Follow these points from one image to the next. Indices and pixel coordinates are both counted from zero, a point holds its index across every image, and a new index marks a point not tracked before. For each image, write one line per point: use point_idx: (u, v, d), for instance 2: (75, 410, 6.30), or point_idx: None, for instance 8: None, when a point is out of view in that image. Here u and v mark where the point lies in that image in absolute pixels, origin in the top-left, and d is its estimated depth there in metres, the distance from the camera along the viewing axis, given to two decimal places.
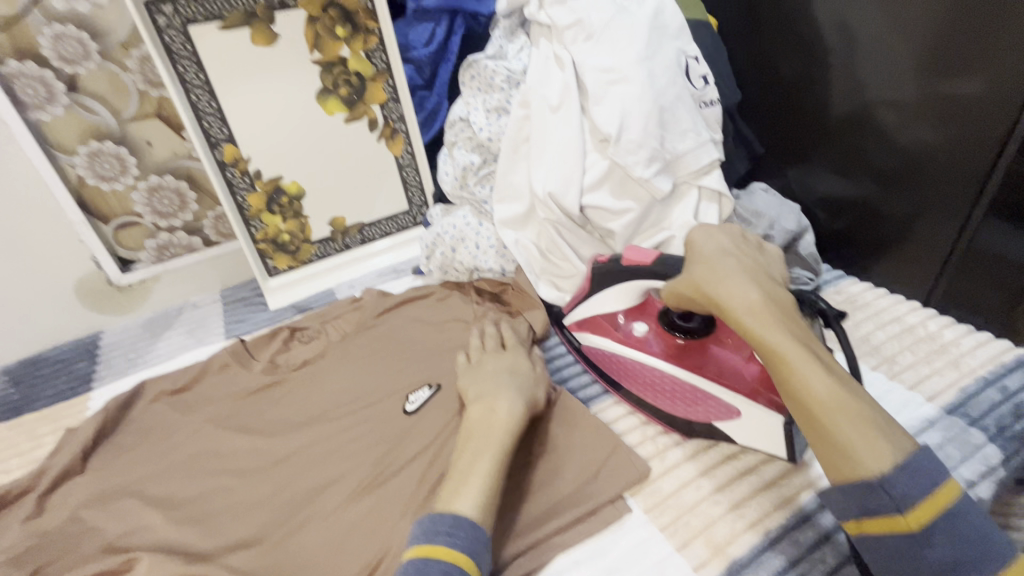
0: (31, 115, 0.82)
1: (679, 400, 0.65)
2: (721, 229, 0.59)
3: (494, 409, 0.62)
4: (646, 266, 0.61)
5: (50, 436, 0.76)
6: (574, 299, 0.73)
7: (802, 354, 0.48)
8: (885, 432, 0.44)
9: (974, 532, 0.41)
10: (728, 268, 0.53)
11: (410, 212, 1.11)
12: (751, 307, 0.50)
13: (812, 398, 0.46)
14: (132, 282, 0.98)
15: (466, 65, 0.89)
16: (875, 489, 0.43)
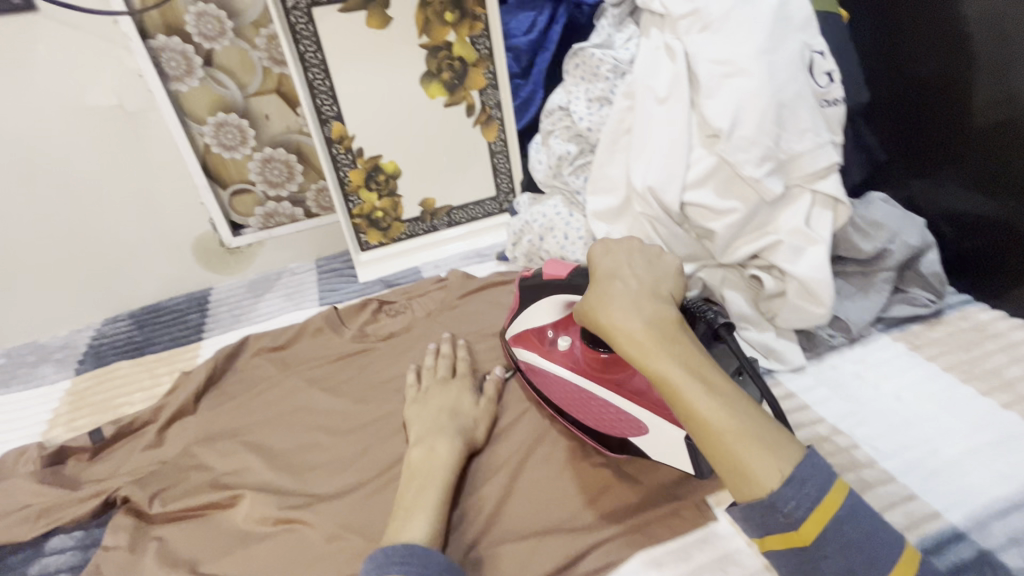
0: (172, 86, 0.90)
1: (599, 418, 0.62)
2: (620, 247, 0.62)
3: (434, 451, 0.61)
4: (561, 278, 0.65)
5: (166, 376, 0.84)
6: (512, 312, 0.74)
7: (690, 380, 0.50)
8: (772, 446, 0.47)
9: (861, 533, 0.44)
10: (618, 300, 0.56)
11: (497, 198, 1.12)
12: (639, 338, 0.53)
13: (700, 422, 0.49)
14: (243, 245, 1.06)
15: (572, 54, 0.89)
16: (771, 508, 0.45)
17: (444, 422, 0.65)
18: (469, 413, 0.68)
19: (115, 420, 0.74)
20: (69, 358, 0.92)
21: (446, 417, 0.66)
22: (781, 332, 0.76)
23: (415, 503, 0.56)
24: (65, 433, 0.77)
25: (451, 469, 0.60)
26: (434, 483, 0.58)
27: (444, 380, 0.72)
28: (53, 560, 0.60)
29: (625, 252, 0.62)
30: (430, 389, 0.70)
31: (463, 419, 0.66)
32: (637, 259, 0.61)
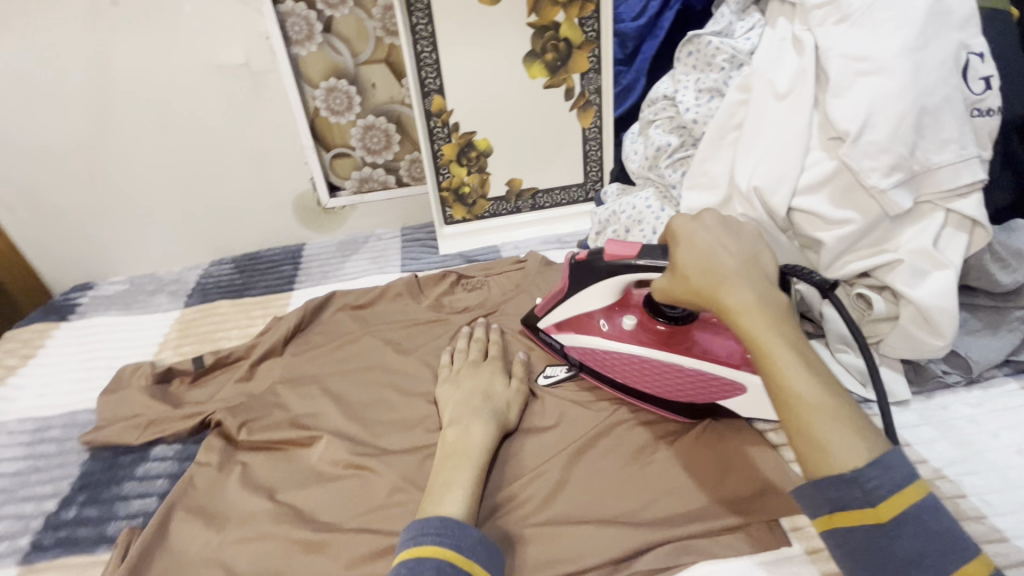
0: (293, 50, 0.95)
1: (679, 384, 0.64)
2: (718, 215, 0.59)
3: (469, 433, 0.61)
4: (633, 258, 0.61)
5: (260, 318, 0.91)
6: (552, 302, 0.71)
7: (790, 352, 0.48)
8: (864, 431, 0.44)
9: (939, 526, 0.41)
10: (725, 263, 0.54)
11: (584, 186, 1.11)
12: (744, 303, 0.51)
13: (794, 394, 0.46)
14: (339, 207, 1.12)
15: (686, 40, 0.85)
16: (849, 484, 0.42)
17: (478, 404, 0.65)
18: (503, 396, 0.67)
19: (213, 351, 0.80)
20: (179, 292, 1.01)
21: (478, 401, 0.66)
22: (885, 360, 0.69)
23: (451, 481, 0.56)
24: (173, 356, 0.85)
25: (485, 450, 0.60)
26: (469, 463, 0.58)
27: (476, 362, 0.72)
28: (156, 467, 0.66)
29: (725, 220, 0.59)
30: (461, 370, 0.71)
31: (496, 403, 0.66)
32: (738, 231, 0.58)
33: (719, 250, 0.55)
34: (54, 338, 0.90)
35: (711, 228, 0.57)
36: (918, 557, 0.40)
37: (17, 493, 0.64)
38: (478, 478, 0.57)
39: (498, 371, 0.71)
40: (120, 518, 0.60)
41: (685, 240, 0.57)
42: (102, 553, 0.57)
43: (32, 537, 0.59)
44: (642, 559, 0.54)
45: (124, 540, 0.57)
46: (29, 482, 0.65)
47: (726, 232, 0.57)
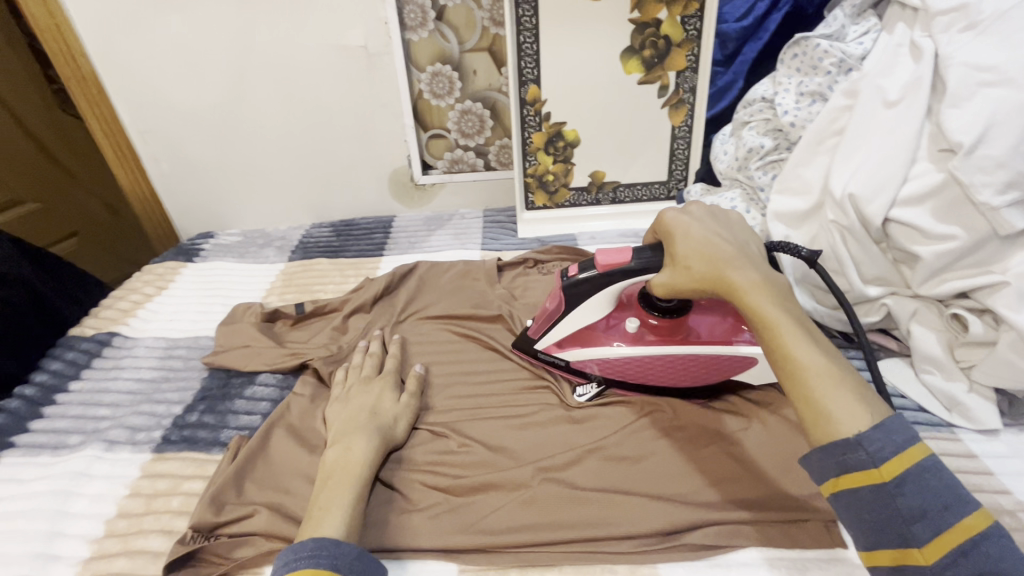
0: (406, 35, 1.03)
1: (698, 370, 0.67)
2: (708, 211, 0.65)
3: (350, 451, 0.61)
4: (629, 263, 0.62)
5: (353, 277, 1.00)
6: (549, 320, 0.70)
7: (793, 328, 0.52)
8: (870, 394, 0.48)
9: (940, 483, 0.44)
10: (722, 251, 0.58)
11: (666, 184, 1.12)
12: (747, 287, 0.55)
13: (801, 366, 0.50)
14: (430, 184, 1.20)
15: (793, 42, 0.83)
16: (856, 447, 0.45)
17: (355, 419, 0.65)
18: (390, 411, 0.67)
19: (312, 301, 0.90)
20: (285, 248, 1.12)
21: (361, 413, 0.65)
22: (974, 386, 0.66)
23: (329, 500, 0.56)
24: (278, 301, 0.96)
25: (367, 466, 0.60)
26: (351, 482, 0.58)
27: (367, 379, 0.72)
28: (261, 391, 0.75)
29: (714, 217, 0.64)
30: (352, 388, 0.70)
31: (382, 416, 0.66)
32: (727, 225, 0.64)
33: (716, 241, 0.60)
34: (182, 275, 1.04)
35: (703, 222, 0.63)
36: (921, 512, 0.43)
37: (151, 396, 0.76)
38: (360, 495, 0.57)
39: (388, 387, 0.71)
40: (231, 428, 0.70)
41: (682, 234, 0.61)
42: (216, 453, 0.67)
43: (162, 432, 0.69)
44: (691, 535, 0.55)
45: (234, 444, 0.66)
46: (160, 389, 0.77)
47: (717, 225, 0.62)
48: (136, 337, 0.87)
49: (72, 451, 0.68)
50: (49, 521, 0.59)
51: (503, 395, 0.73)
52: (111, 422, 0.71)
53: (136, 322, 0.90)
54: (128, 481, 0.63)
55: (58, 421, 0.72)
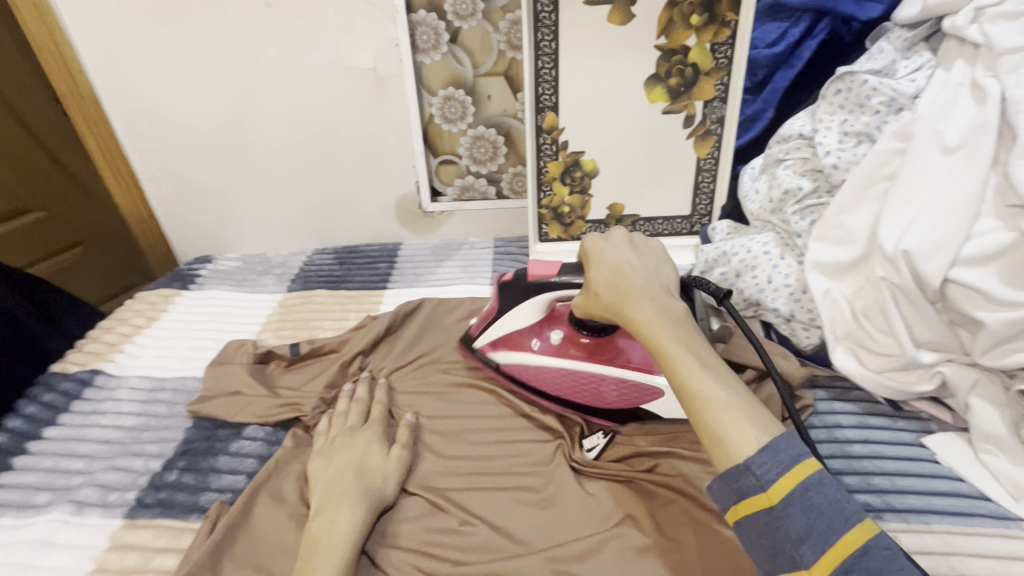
0: (418, 57, 0.98)
1: (613, 393, 0.67)
2: (622, 235, 0.65)
3: (333, 524, 0.55)
4: (553, 275, 0.65)
5: (354, 312, 0.95)
6: (485, 322, 0.73)
7: (686, 353, 0.52)
8: (756, 421, 0.47)
9: (825, 500, 0.43)
10: (628, 278, 0.59)
11: (690, 218, 1.05)
12: (647, 314, 0.55)
13: (689, 392, 0.50)
14: (438, 211, 1.14)
15: (836, 77, 0.77)
16: (780, 522, 0.43)
17: (340, 482, 0.60)
18: (379, 470, 0.62)
19: (309, 340, 0.84)
20: (284, 276, 1.07)
21: (345, 473, 0.61)
22: None
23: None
24: (273, 338, 0.90)
25: (352, 541, 0.55)
26: (332, 560, 0.52)
27: (352, 429, 0.67)
28: (248, 445, 0.69)
29: (627, 241, 0.64)
30: (336, 440, 0.66)
31: (370, 475, 0.61)
32: (644, 252, 0.63)
33: (626, 268, 0.60)
34: (175, 304, 0.98)
35: (619, 248, 0.63)
36: (807, 533, 0.42)
37: (129, 447, 0.70)
38: None
39: (376, 438, 0.66)
40: (212, 490, 0.64)
41: (595, 262, 0.62)
42: (193, 521, 0.60)
43: (137, 493, 0.63)
44: None
45: (214, 513, 0.60)
46: (140, 439, 0.71)
47: (632, 252, 0.62)
48: (121, 376, 0.82)
49: (38, 513, 0.62)
50: None
51: (508, 459, 0.66)
52: (84, 479, 0.66)
53: (122, 358, 0.85)
54: (95, 554, 0.57)
55: (27, 476, 0.66)
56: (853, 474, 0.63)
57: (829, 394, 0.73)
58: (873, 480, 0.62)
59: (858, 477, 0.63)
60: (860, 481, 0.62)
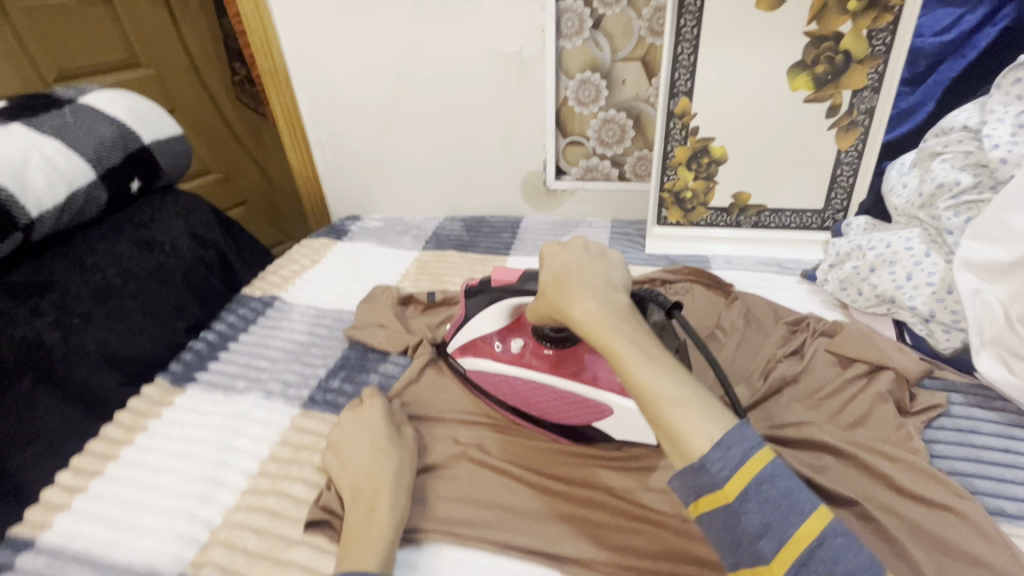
0: (560, 42, 1.04)
1: (564, 407, 0.66)
2: (573, 237, 0.62)
3: (371, 507, 0.56)
4: (512, 281, 0.67)
5: (479, 272, 1.05)
6: (455, 326, 0.75)
7: (635, 349, 0.49)
8: (708, 412, 0.45)
9: (779, 492, 0.41)
10: (572, 275, 0.56)
11: (821, 213, 1.02)
12: (590, 313, 0.52)
13: (641, 392, 0.47)
14: (561, 189, 1.20)
15: (1017, 64, 0.71)
16: (701, 471, 0.42)
17: (366, 467, 0.60)
18: (393, 447, 0.62)
19: (442, 291, 0.96)
20: (420, 237, 1.20)
21: (366, 457, 0.61)
22: None
23: (358, 563, 0.51)
24: (411, 286, 1.03)
25: (392, 524, 0.55)
26: (377, 544, 0.53)
27: (356, 411, 0.67)
28: (391, 368, 0.82)
29: (572, 244, 0.60)
30: (343, 422, 0.66)
31: (390, 457, 0.61)
32: (593, 249, 0.60)
33: (571, 266, 0.57)
34: (332, 251, 1.15)
35: (564, 250, 0.59)
36: (763, 526, 0.40)
37: (302, 356, 0.85)
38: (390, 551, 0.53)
39: (381, 418, 0.66)
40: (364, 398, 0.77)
41: (543, 263, 0.60)
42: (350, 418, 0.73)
43: (308, 392, 0.78)
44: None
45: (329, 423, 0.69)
46: (309, 351, 0.86)
47: (581, 250, 0.59)
48: (292, 303, 0.99)
49: (238, 393, 0.78)
50: (218, 451, 0.69)
51: None
52: (270, 374, 0.82)
53: (293, 289, 1.02)
54: (280, 429, 0.72)
55: (228, 365, 0.84)
56: (985, 479, 0.59)
57: (967, 400, 0.68)
58: (1015, 490, 0.58)
59: (992, 483, 0.59)
60: (992, 486, 0.58)
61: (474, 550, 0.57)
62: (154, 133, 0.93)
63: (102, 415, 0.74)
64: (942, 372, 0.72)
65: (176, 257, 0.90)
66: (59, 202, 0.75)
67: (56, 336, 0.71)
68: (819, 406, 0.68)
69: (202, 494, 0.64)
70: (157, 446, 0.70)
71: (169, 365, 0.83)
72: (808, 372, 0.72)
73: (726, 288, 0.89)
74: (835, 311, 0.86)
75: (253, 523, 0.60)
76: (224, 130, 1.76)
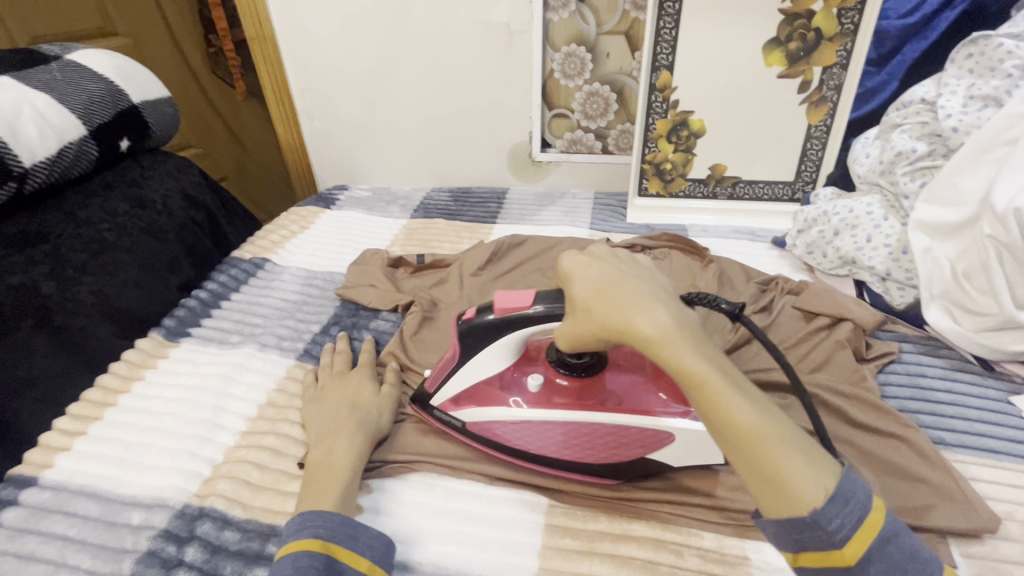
0: (547, 15, 1.07)
1: (610, 447, 0.58)
2: (607, 251, 0.54)
3: (331, 452, 0.59)
4: (529, 309, 0.54)
5: (467, 239, 1.08)
6: (446, 374, 0.62)
7: (728, 384, 0.44)
8: (811, 454, 0.43)
9: (898, 551, 0.42)
10: (633, 290, 0.48)
11: (792, 185, 1.07)
12: (668, 334, 0.45)
13: (747, 435, 0.42)
14: (546, 161, 1.24)
15: (969, 41, 0.78)
16: (814, 523, 0.41)
17: (334, 418, 0.63)
18: (370, 403, 0.65)
19: (432, 254, 0.99)
20: (408, 206, 1.23)
21: (337, 411, 0.64)
22: None
23: (313, 504, 0.53)
24: (400, 251, 1.06)
25: (350, 464, 0.58)
26: (332, 485, 0.55)
27: (341, 374, 0.71)
28: (382, 324, 0.85)
29: (610, 260, 0.52)
30: (326, 384, 0.69)
31: (361, 408, 0.64)
32: (631, 263, 0.54)
33: (625, 279, 0.49)
34: (321, 218, 1.17)
35: (597, 260, 0.52)
36: None
37: (294, 313, 0.88)
38: (348, 491, 0.56)
39: (365, 378, 0.70)
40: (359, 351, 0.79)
41: (585, 273, 0.50)
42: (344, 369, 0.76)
43: (303, 345, 0.80)
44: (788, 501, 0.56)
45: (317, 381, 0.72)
46: (302, 309, 0.89)
47: (620, 264, 0.52)
48: (283, 266, 1.00)
49: (233, 346, 0.80)
50: (216, 397, 0.71)
51: None
52: (264, 329, 0.84)
53: (283, 252, 1.04)
54: (276, 378, 0.74)
55: (222, 321, 0.85)
56: (929, 415, 0.65)
57: (917, 348, 0.74)
58: (954, 424, 0.64)
59: (934, 418, 0.65)
60: (935, 420, 0.64)
61: (467, 481, 0.61)
62: (142, 93, 0.93)
63: (97, 366, 0.75)
64: (896, 325, 0.78)
65: (168, 216, 0.91)
66: (51, 155, 0.76)
67: (52, 285, 0.73)
68: (786, 355, 0.74)
69: (202, 435, 0.66)
70: (155, 393, 0.72)
71: (162, 320, 0.85)
72: (775, 325, 0.78)
73: (701, 252, 0.94)
74: (802, 273, 0.91)
75: (254, 459, 0.63)
76: (204, 102, 1.74)
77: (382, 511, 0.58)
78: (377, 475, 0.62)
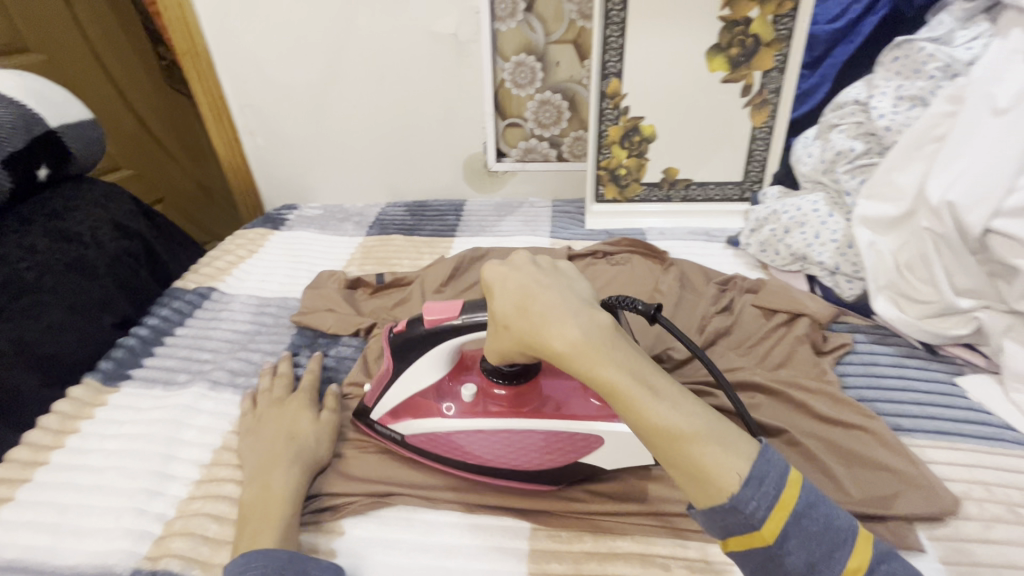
0: (495, 25, 1.06)
1: (542, 453, 0.58)
2: (525, 260, 0.53)
3: (268, 488, 0.56)
4: (454, 318, 0.56)
5: (427, 254, 1.05)
6: (383, 388, 0.62)
7: (638, 383, 0.44)
8: (728, 441, 0.42)
9: (819, 524, 0.41)
10: (543, 302, 0.47)
11: (740, 185, 1.11)
12: (577, 344, 0.45)
13: (656, 430, 0.42)
14: (502, 171, 1.23)
15: (895, 45, 0.83)
16: (733, 510, 0.40)
17: (270, 451, 0.60)
18: (309, 433, 0.63)
19: (392, 273, 0.95)
20: (362, 223, 1.18)
21: (277, 444, 0.61)
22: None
23: (254, 546, 0.50)
24: (358, 271, 1.02)
25: (290, 499, 0.55)
26: (274, 523, 0.53)
27: (280, 404, 0.67)
28: (344, 350, 0.81)
29: (526, 268, 0.51)
30: (264, 414, 0.66)
31: (300, 440, 0.61)
32: (551, 270, 0.53)
33: (537, 290, 0.49)
34: (270, 241, 1.11)
35: (512, 270, 0.51)
36: (809, 567, 0.40)
37: (247, 345, 0.82)
38: (290, 526, 0.53)
39: (304, 404, 0.67)
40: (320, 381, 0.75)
41: (500, 288, 0.50)
42: None
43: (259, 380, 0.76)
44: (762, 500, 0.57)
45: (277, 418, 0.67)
46: (255, 340, 0.83)
47: (536, 272, 0.51)
48: (231, 294, 0.94)
49: (181, 386, 0.75)
50: (165, 445, 0.65)
51: None
52: (214, 365, 0.78)
53: (231, 279, 0.98)
54: (232, 418, 0.70)
55: (167, 359, 0.79)
56: (886, 402, 0.68)
57: (869, 338, 0.78)
58: (908, 409, 0.67)
59: (890, 405, 0.68)
60: (890, 407, 0.68)
61: (443, 510, 0.59)
62: (61, 117, 0.85)
63: (24, 421, 0.68)
64: (848, 317, 0.81)
65: (97, 249, 0.84)
66: None
67: None
68: (750, 353, 0.76)
69: (151, 488, 0.61)
70: (93, 447, 0.65)
71: (98, 364, 0.78)
72: (737, 325, 0.80)
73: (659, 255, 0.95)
74: (757, 271, 0.94)
75: (213, 510, 0.58)
76: (134, 122, 1.63)
77: (358, 553, 0.55)
78: (349, 513, 0.59)
